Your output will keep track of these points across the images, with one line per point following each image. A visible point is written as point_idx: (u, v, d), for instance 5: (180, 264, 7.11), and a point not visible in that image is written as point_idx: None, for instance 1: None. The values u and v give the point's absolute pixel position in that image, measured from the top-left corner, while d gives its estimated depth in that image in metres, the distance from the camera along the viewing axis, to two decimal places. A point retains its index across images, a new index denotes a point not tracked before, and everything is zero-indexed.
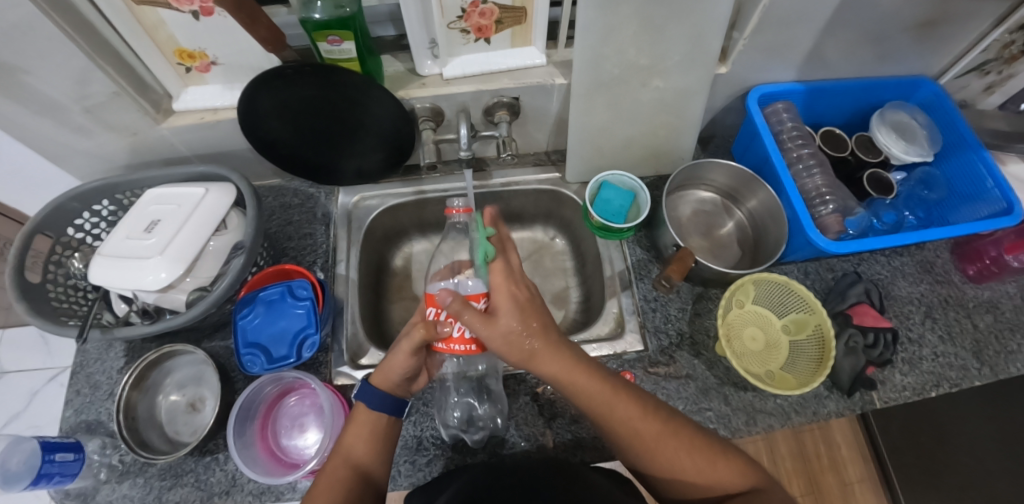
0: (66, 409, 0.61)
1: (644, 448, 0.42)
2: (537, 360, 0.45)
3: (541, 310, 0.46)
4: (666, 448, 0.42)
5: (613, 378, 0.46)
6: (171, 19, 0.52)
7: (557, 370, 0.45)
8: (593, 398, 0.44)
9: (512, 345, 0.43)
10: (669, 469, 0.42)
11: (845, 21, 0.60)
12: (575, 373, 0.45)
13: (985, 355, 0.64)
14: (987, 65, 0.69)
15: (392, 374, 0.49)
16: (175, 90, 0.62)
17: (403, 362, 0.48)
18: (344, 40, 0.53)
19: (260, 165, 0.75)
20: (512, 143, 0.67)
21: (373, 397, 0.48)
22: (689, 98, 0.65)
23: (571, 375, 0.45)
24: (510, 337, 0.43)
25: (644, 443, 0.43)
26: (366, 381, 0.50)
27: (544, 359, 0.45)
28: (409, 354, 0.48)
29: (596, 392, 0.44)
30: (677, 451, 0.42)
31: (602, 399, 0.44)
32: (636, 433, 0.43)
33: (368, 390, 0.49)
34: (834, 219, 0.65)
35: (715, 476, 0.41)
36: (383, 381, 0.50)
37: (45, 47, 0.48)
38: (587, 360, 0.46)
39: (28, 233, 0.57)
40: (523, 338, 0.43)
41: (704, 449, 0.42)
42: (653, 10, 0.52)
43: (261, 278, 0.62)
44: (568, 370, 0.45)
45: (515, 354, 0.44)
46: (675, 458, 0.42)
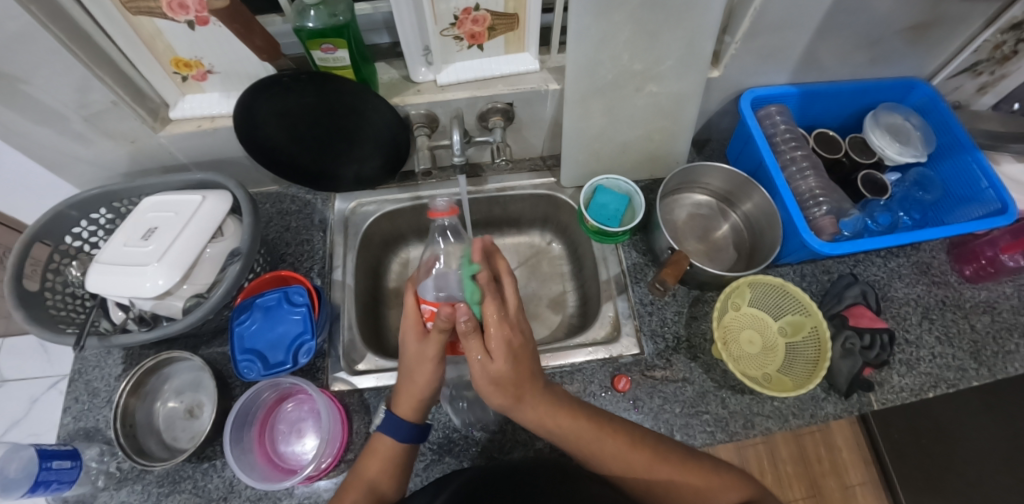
0: (64, 416, 0.61)
1: (640, 478, 0.45)
2: (522, 409, 0.45)
3: (523, 354, 0.45)
4: (660, 473, 0.44)
5: (598, 416, 0.48)
6: (167, 29, 0.52)
7: (539, 418, 0.46)
8: (581, 441, 0.46)
9: (499, 389, 0.44)
10: (670, 496, 0.44)
11: (836, 24, 0.61)
12: (559, 417, 0.46)
13: (983, 356, 0.64)
14: (980, 66, 0.69)
15: (417, 398, 0.48)
16: (172, 99, 0.62)
17: (428, 374, 0.47)
18: (338, 48, 0.53)
19: (258, 172, 0.76)
20: (507, 148, 0.68)
21: (401, 428, 0.48)
22: (682, 102, 0.65)
23: (557, 420, 0.46)
24: (493, 387, 0.44)
25: (639, 474, 0.45)
26: (390, 412, 0.49)
27: (524, 410, 0.46)
28: (435, 362, 0.47)
29: (582, 432, 0.46)
30: (670, 475, 0.44)
31: (590, 440, 0.45)
32: (629, 467, 0.45)
33: (394, 420, 0.48)
34: (828, 220, 0.65)
35: (712, 491, 0.44)
36: (410, 412, 0.49)
37: (43, 57, 0.49)
38: (564, 399, 0.48)
39: (26, 242, 0.57)
40: (508, 386, 0.44)
41: (695, 467, 0.45)
42: (644, 16, 0.52)
43: (258, 284, 0.63)
44: (549, 416, 0.46)
45: (503, 397, 0.45)
46: (674, 478, 0.44)
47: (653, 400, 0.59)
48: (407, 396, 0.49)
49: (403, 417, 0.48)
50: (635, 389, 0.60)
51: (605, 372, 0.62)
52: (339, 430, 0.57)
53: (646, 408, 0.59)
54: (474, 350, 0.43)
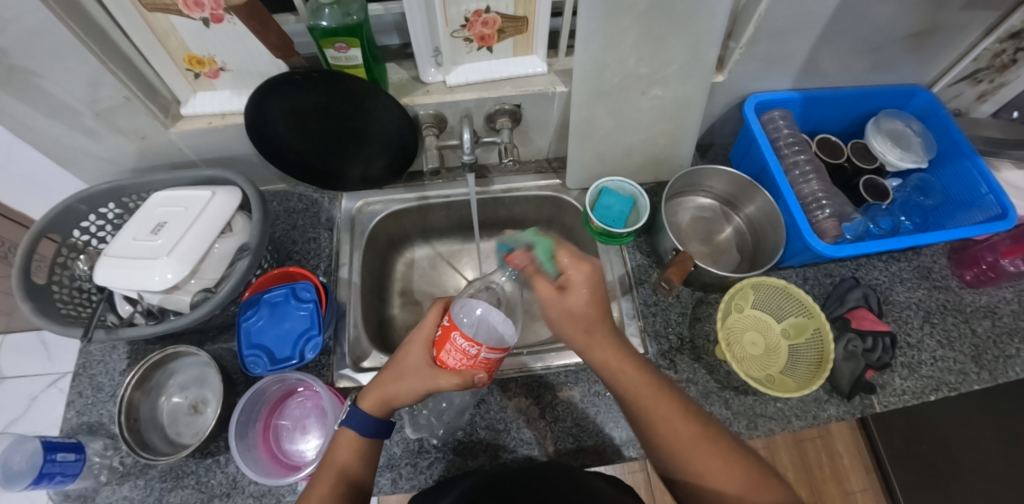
0: (68, 410, 0.61)
1: (676, 451, 0.42)
2: (588, 348, 0.48)
3: (606, 295, 0.47)
4: (699, 454, 0.41)
5: (658, 377, 0.46)
6: (182, 25, 0.53)
7: (606, 362, 0.47)
8: (635, 395, 0.45)
9: (573, 319, 0.47)
10: (696, 479, 0.41)
11: (838, 31, 0.62)
12: (620, 365, 0.46)
13: (984, 360, 0.64)
14: (980, 74, 0.70)
15: (386, 400, 0.47)
16: (183, 96, 0.63)
17: (410, 385, 0.46)
18: (351, 47, 0.54)
19: (266, 170, 0.76)
20: (514, 149, 0.68)
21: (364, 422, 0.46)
22: (687, 106, 0.66)
23: (617, 368, 0.46)
24: (566, 315, 0.47)
25: (674, 446, 0.42)
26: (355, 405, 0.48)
27: (594, 348, 0.47)
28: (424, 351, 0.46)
29: (638, 385, 0.45)
30: (706, 459, 0.40)
31: (642, 394, 0.45)
32: (670, 435, 0.42)
33: (358, 416, 0.47)
34: (831, 223, 0.66)
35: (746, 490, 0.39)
36: (377, 408, 0.48)
37: (60, 52, 0.50)
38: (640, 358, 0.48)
39: (35, 235, 0.57)
40: (579, 323, 0.47)
41: (738, 462, 0.40)
42: (651, 20, 0.53)
43: (265, 280, 0.63)
44: (614, 358, 0.47)
45: (573, 331, 0.48)
46: (709, 467, 0.40)
47: None
48: (376, 391, 0.48)
49: (367, 411, 0.48)
50: None
51: None
52: None
53: None
54: (541, 282, 0.48)
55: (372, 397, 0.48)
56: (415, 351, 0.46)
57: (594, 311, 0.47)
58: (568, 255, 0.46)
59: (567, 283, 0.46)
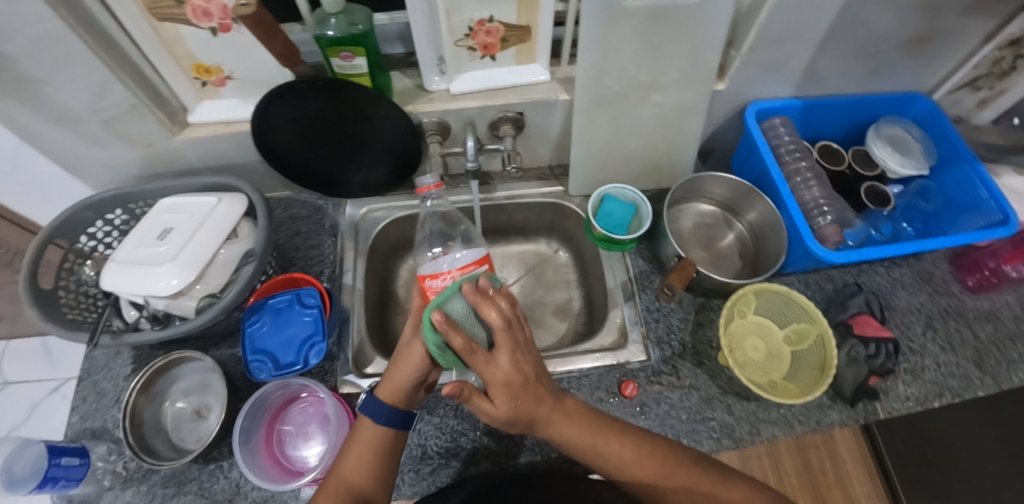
0: (72, 416, 0.62)
1: (649, 486, 0.44)
2: (544, 428, 0.43)
3: (529, 387, 0.40)
4: (670, 487, 0.43)
5: (605, 423, 0.46)
6: (190, 34, 0.54)
7: (558, 432, 0.44)
8: (590, 451, 0.44)
9: (512, 423, 0.41)
10: None
11: (838, 39, 0.63)
12: (569, 429, 0.44)
13: (987, 365, 0.64)
14: (979, 81, 0.71)
15: (400, 384, 0.48)
16: (190, 103, 0.64)
17: (415, 362, 0.46)
18: (356, 56, 0.55)
19: (270, 177, 0.77)
20: (517, 156, 0.69)
21: (379, 411, 0.47)
22: (688, 113, 0.66)
23: (569, 434, 0.44)
24: (499, 422, 0.41)
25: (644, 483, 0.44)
26: (371, 393, 0.49)
27: (548, 423, 0.43)
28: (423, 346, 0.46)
29: (586, 441, 0.44)
30: (678, 486, 0.43)
31: (595, 450, 0.44)
32: (633, 479, 0.44)
33: (374, 402, 0.48)
34: (832, 228, 0.66)
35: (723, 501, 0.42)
36: (391, 395, 0.48)
37: (70, 60, 0.51)
38: (579, 405, 0.46)
39: (42, 241, 0.58)
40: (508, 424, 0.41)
41: (706, 478, 0.44)
42: (651, 28, 0.54)
43: (270, 286, 0.64)
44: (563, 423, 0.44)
45: (514, 430, 0.42)
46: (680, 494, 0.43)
47: (659, 407, 0.59)
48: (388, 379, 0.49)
49: (382, 399, 0.48)
50: (641, 396, 0.61)
51: (611, 378, 0.62)
52: (348, 432, 0.57)
53: (653, 414, 0.59)
54: (480, 403, 0.39)
55: (388, 385, 0.48)
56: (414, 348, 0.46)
57: (525, 398, 0.40)
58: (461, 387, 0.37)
59: (494, 392, 0.39)
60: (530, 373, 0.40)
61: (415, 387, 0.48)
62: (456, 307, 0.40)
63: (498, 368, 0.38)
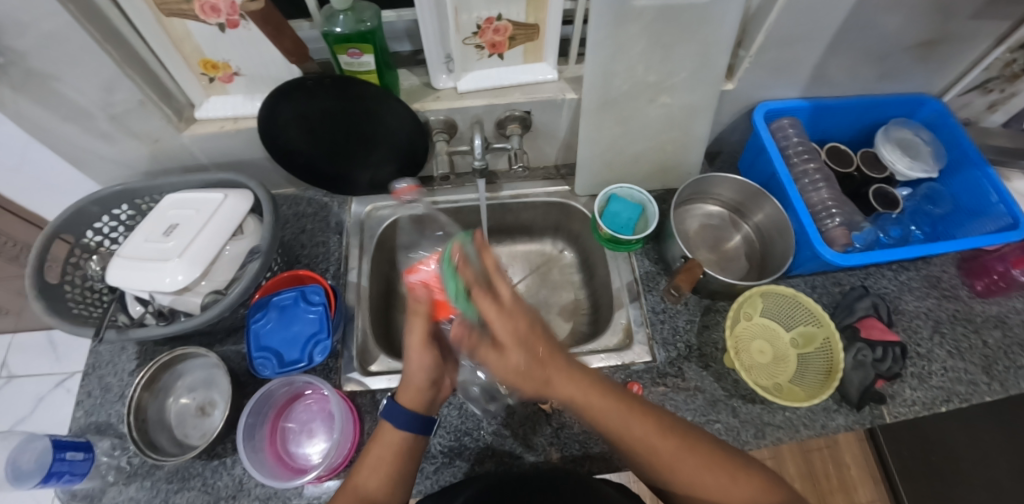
0: (77, 410, 0.62)
1: (666, 466, 0.40)
2: (555, 388, 0.41)
3: (534, 335, 0.40)
4: (687, 465, 0.40)
5: (624, 395, 0.43)
6: (198, 30, 0.54)
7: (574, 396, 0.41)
8: (611, 423, 0.41)
9: (525, 378, 0.40)
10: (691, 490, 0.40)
11: (848, 40, 0.62)
12: (590, 396, 0.41)
13: (995, 370, 0.64)
14: (990, 83, 0.70)
15: (419, 386, 0.50)
16: (197, 100, 0.64)
17: (420, 363, 0.49)
18: (364, 53, 0.55)
19: (277, 174, 0.77)
20: (524, 155, 0.69)
21: (400, 415, 0.48)
22: (696, 114, 0.66)
23: (586, 399, 0.41)
24: (514, 377, 0.40)
25: (667, 462, 0.40)
26: (391, 400, 0.50)
27: (561, 383, 0.41)
28: (420, 351, 0.48)
29: (609, 412, 0.41)
30: (696, 469, 0.40)
31: (618, 423, 0.41)
32: (653, 456, 0.40)
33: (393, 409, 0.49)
34: (841, 232, 0.66)
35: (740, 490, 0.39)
36: (412, 398, 0.50)
37: (78, 55, 0.51)
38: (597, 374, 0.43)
39: (48, 236, 0.58)
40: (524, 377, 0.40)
41: (726, 466, 0.40)
42: (660, 28, 0.53)
43: (274, 283, 0.64)
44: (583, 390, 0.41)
45: (528, 387, 0.40)
46: (698, 477, 0.39)
47: (663, 408, 0.59)
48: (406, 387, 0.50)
49: (403, 404, 0.50)
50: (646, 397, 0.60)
51: (616, 378, 0.62)
52: (352, 431, 0.57)
53: None
54: (489, 355, 0.40)
55: (408, 391, 0.50)
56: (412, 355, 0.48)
57: (533, 344, 0.40)
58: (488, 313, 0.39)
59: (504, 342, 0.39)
60: (535, 325, 0.40)
61: (430, 387, 0.51)
62: (465, 248, 0.43)
63: (498, 312, 0.39)
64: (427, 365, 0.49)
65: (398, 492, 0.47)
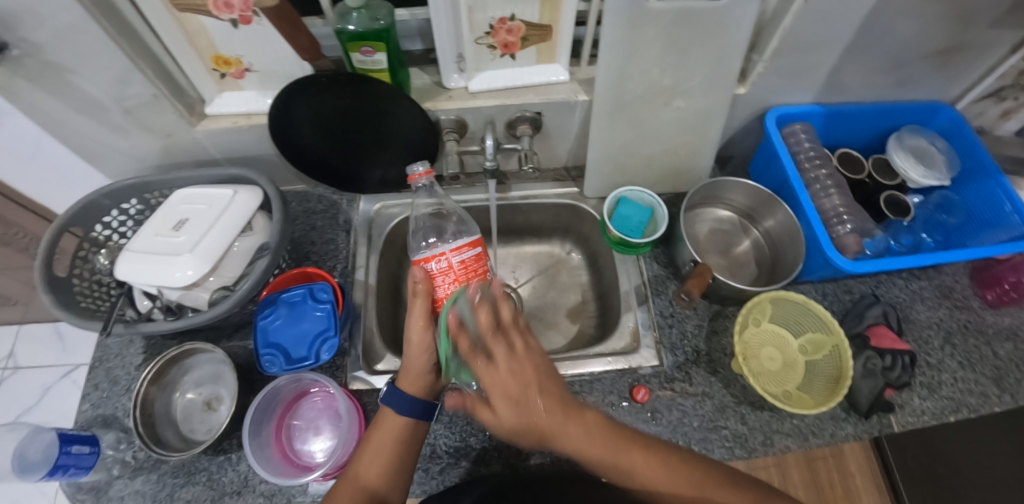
0: (84, 403, 0.62)
1: None
2: (559, 443, 0.41)
3: (535, 392, 0.40)
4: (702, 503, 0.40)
5: (629, 438, 0.43)
6: (211, 26, 0.54)
7: (577, 447, 0.41)
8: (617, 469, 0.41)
9: (523, 435, 0.40)
10: None
11: (864, 46, 0.62)
12: (591, 448, 0.41)
13: (1006, 382, 0.63)
14: (1005, 91, 0.69)
15: (420, 371, 0.50)
16: (209, 95, 0.64)
17: (421, 343, 0.50)
18: (377, 51, 0.55)
19: (286, 171, 0.77)
20: (534, 156, 0.68)
21: (400, 401, 0.48)
22: (709, 118, 0.66)
23: (591, 453, 0.41)
24: (512, 434, 0.40)
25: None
26: (393, 385, 0.50)
27: (562, 437, 0.40)
28: (422, 331, 0.50)
29: (614, 461, 0.41)
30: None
31: (623, 470, 0.41)
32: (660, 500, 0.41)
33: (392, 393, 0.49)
34: (852, 238, 0.65)
35: None
36: (413, 384, 0.50)
37: (92, 49, 0.51)
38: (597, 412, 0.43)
39: (58, 229, 0.58)
40: (525, 430, 0.40)
41: (739, 501, 0.41)
42: (675, 30, 0.53)
43: (283, 280, 0.64)
44: (581, 440, 0.41)
45: (527, 441, 0.41)
46: None
47: (670, 413, 0.59)
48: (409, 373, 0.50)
49: (404, 390, 0.49)
50: (653, 402, 0.60)
51: (623, 382, 0.62)
52: (358, 429, 0.57)
53: (665, 421, 0.58)
54: (482, 414, 0.41)
55: (410, 377, 0.50)
56: (414, 335, 0.50)
57: (529, 410, 0.39)
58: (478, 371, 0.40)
59: (495, 401, 0.40)
60: (534, 381, 0.40)
61: (432, 375, 0.51)
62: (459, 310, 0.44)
63: (497, 373, 0.40)
64: (429, 345, 0.50)
65: (399, 480, 0.47)
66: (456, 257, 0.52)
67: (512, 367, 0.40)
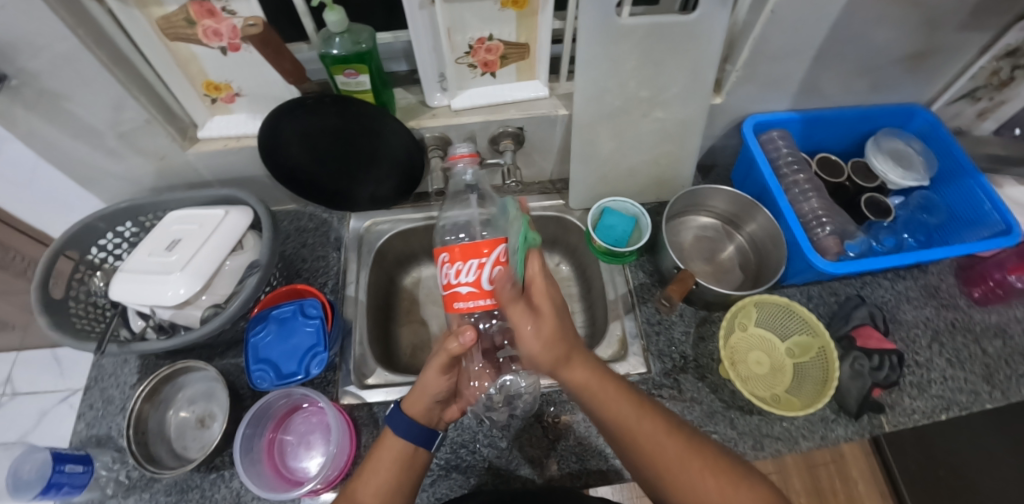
0: (78, 423, 0.63)
1: (668, 464, 0.41)
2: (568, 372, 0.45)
3: (564, 313, 0.46)
4: (693, 470, 0.40)
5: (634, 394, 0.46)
6: (202, 53, 0.56)
7: (585, 378, 0.45)
8: (615, 411, 0.44)
9: (548, 352, 0.43)
10: (688, 489, 0.40)
11: (834, 53, 0.63)
12: (598, 384, 0.45)
13: (996, 379, 0.63)
14: (978, 92, 0.71)
15: (425, 400, 0.50)
16: (201, 119, 0.66)
17: (437, 380, 0.49)
18: (360, 73, 0.57)
19: (278, 191, 0.79)
20: (518, 170, 0.70)
21: (402, 424, 0.49)
22: (688, 127, 0.67)
23: (593, 385, 0.45)
24: (540, 348, 0.43)
25: (670, 465, 0.41)
26: (397, 407, 0.51)
27: (572, 367, 0.45)
28: (439, 372, 0.49)
29: (618, 404, 0.44)
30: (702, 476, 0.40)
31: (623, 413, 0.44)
32: (660, 451, 0.42)
33: (398, 417, 0.49)
34: (832, 241, 0.67)
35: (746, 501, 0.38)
36: (418, 411, 0.50)
37: (85, 77, 0.53)
38: (607, 369, 0.47)
39: (54, 252, 0.60)
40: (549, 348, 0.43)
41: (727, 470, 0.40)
42: (648, 44, 0.55)
43: (274, 297, 0.65)
44: (592, 379, 0.45)
45: (546, 361, 0.44)
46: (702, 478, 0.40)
47: None
48: (418, 399, 0.50)
49: (410, 415, 0.50)
50: None
51: None
52: (348, 443, 0.57)
53: None
54: (521, 322, 0.43)
55: (418, 404, 0.50)
56: (429, 376, 0.49)
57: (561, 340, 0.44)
58: (538, 265, 0.46)
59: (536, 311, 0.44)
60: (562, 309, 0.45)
61: (437, 402, 0.51)
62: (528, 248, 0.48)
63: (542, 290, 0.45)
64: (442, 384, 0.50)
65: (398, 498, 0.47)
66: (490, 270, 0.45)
67: (543, 296, 0.44)
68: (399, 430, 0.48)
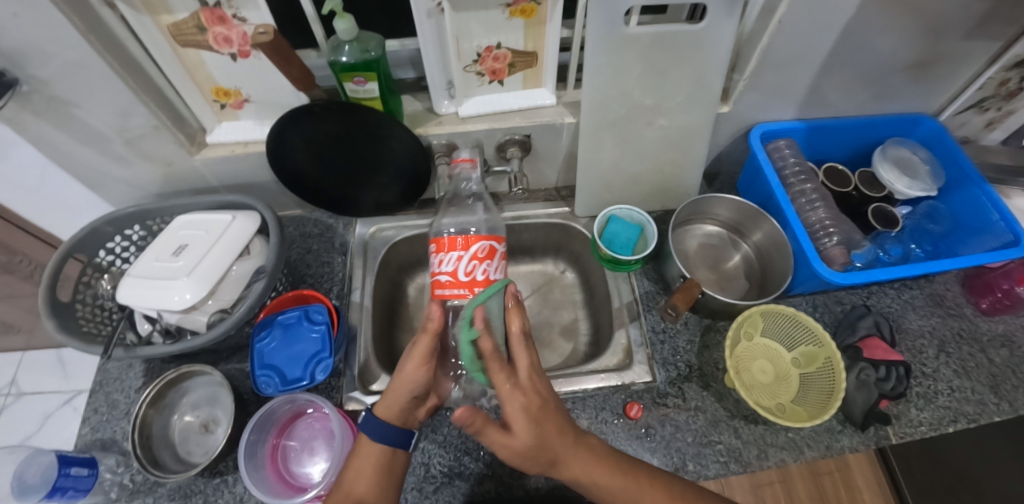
0: (83, 427, 0.63)
1: None
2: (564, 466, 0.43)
3: (547, 413, 0.41)
4: None
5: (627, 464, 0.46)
6: (211, 59, 0.57)
7: (582, 470, 0.43)
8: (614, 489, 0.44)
9: (534, 459, 0.41)
10: None
11: (841, 63, 0.63)
12: (598, 471, 0.43)
13: (1003, 390, 0.63)
14: (986, 102, 0.71)
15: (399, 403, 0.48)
16: (209, 125, 0.66)
17: (412, 378, 0.46)
18: (368, 81, 0.57)
19: (284, 196, 0.79)
20: (524, 178, 0.70)
21: (377, 429, 0.48)
22: (694, 135, 0.67)
23: (593, 474, 0.43)
24: (519, 457, 0.40)
25: None
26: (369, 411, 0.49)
27: (570, 460, 0.43)
28: (417, 369, 0.46)
29: (614, 486, 0.44)
30: None
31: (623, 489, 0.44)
32: None
33: (372, 421, 0.48)
34: (838, 250, 0.66)
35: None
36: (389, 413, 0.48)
37: (96, 84, 0.53)
38: (599, 445, 0.46)
39: (62, 255, 0.60)
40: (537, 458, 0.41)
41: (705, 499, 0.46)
42: (655, 53, 0.55)
43: (279, 302, 0.65)
44: (587, 468, 0.43)
45: (535, 468, 0.42)
46: None
47: (664, 429, 0.59)
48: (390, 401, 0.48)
49: (381, 419, 0.48)
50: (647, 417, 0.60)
51: (617, 399, 0.62)
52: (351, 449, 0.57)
53: (659, 436, 0.58)
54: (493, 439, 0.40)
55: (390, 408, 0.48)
56: (405, 369, 0.46)
57: (544, 447, 0.41)
58: (488, 345, 0.39)
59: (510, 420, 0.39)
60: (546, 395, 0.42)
61: (411, 403, 0.49)
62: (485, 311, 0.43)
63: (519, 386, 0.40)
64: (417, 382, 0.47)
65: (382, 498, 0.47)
66: (458, 260, 0.55)
67: (526, 386, 0.41)
68: (374, 434, 0.48)
